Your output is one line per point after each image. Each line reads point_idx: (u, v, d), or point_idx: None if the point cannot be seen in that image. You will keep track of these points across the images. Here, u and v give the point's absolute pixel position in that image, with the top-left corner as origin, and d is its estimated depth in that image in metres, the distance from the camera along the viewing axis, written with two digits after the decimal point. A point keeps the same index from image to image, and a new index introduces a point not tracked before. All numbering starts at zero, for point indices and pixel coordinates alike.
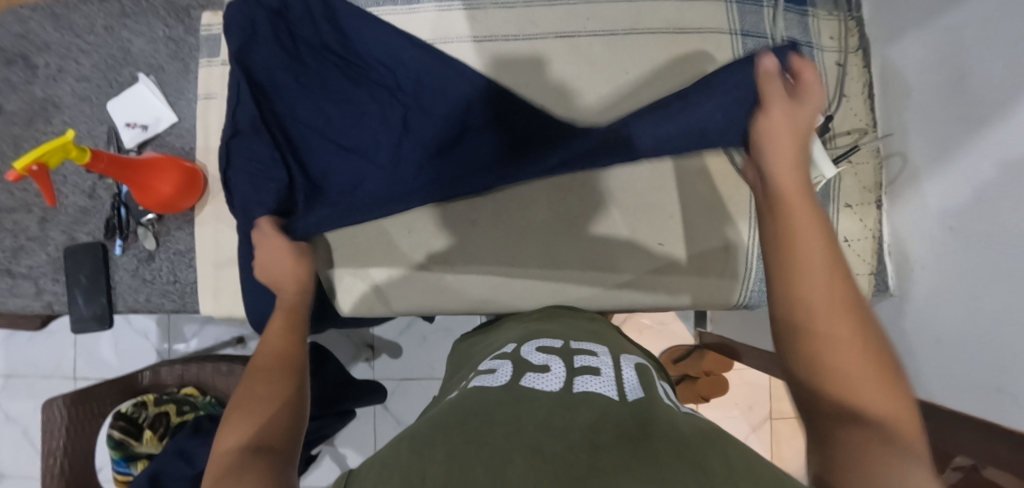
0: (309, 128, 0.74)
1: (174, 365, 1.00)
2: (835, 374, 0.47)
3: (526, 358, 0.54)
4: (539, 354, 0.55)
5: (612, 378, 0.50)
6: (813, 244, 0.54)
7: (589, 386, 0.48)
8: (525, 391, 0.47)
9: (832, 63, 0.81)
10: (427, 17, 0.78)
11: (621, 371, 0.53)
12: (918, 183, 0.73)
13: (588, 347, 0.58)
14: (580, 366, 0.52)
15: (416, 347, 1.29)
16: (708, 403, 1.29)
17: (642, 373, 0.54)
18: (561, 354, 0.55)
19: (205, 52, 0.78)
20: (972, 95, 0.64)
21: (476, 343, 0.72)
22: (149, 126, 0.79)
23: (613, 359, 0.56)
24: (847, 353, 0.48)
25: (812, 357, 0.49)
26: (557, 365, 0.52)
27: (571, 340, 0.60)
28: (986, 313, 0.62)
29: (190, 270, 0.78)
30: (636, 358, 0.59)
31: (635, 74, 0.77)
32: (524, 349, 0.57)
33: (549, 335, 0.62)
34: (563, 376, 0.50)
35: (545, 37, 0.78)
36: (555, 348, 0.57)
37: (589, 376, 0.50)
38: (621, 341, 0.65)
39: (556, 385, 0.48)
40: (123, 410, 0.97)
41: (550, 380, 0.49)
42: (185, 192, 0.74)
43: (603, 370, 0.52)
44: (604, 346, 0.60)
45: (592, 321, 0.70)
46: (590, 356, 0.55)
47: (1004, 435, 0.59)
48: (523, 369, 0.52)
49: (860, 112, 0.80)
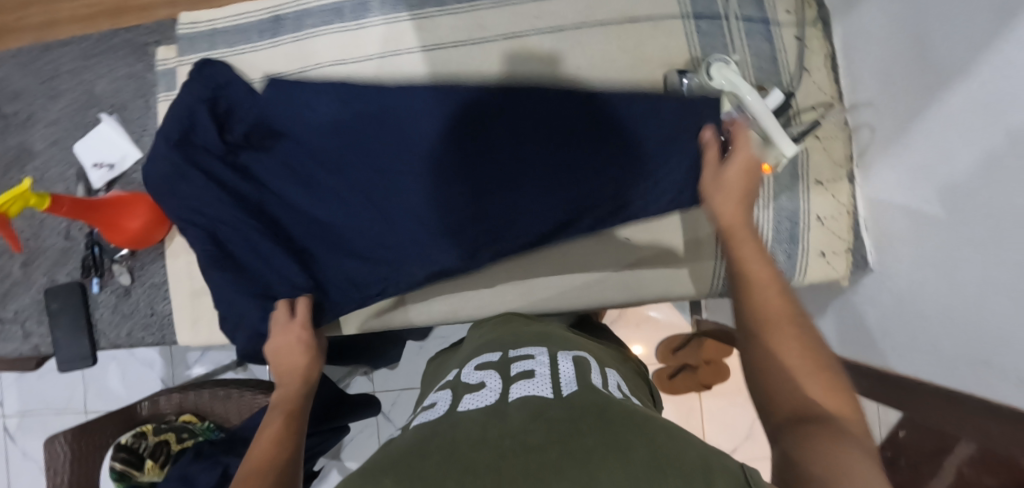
0: (291, 189, 0.73)
1: (170, 394, 1.02)
2: (785, 380, 0.46)
3: (464, 381, 0.58)
4: (477, 373, 0.58)
5: (547, 376, 0.54)
6: (761, 271, 0.54)
7: (523, 391, 0.52)
8: (461, 414, 0.50)
9: (791, 37, 0.77)
10: (376, 32, 0.77)
11: (557, 366, 0.56)
12: (888, 155, 0.71)
13: (527, 351, 0.61)
14: (516, 373, 0.56)
15: (415, 356, 1.29)
16: (710, 391, 1.28)
17: (579, 361, 0.58)
18: (498, 366, 0.58)
19: (163, 87, 0.79)
20: (933, 62, 0.62)
21: (448, 359, 0.75)
22: (116, 164, 0.79)
23: (551, 357, 0.59)
24: (803, 356, 0.47)
25: (764, 361, 0.48)
26: (493, 379, 0.55)
27: (511, 349, 0.62)
28: (968, 282, 0.60)
29: (166, 301, 0.78)
30: (576, 349, 0.62)
31: (586, 64, 0.76)
32: (464, 371, 0.60)
33: (500, 344, 0.65)
34: (499, 388, 0.54)
35: (492, 40, 0.76)
36: (492, 362, 0.60)
37: (525, 381, 0.54)
38: (573, 338, 0.67)
39: (492, 398, 0.52)
40: (123, 442, 0.98)
41: (487, 396, 0.53)
42: (155, 225, 0.74)
43: (538, 370, 0.56)
44: (544, 345, 0.62)
45: (547, 324, 0.71)
46: (527, 360, 0.58)
47: (990, 408, 0.58)
48: (460, 394, 0.55)
49: (824, 85, 0.77)
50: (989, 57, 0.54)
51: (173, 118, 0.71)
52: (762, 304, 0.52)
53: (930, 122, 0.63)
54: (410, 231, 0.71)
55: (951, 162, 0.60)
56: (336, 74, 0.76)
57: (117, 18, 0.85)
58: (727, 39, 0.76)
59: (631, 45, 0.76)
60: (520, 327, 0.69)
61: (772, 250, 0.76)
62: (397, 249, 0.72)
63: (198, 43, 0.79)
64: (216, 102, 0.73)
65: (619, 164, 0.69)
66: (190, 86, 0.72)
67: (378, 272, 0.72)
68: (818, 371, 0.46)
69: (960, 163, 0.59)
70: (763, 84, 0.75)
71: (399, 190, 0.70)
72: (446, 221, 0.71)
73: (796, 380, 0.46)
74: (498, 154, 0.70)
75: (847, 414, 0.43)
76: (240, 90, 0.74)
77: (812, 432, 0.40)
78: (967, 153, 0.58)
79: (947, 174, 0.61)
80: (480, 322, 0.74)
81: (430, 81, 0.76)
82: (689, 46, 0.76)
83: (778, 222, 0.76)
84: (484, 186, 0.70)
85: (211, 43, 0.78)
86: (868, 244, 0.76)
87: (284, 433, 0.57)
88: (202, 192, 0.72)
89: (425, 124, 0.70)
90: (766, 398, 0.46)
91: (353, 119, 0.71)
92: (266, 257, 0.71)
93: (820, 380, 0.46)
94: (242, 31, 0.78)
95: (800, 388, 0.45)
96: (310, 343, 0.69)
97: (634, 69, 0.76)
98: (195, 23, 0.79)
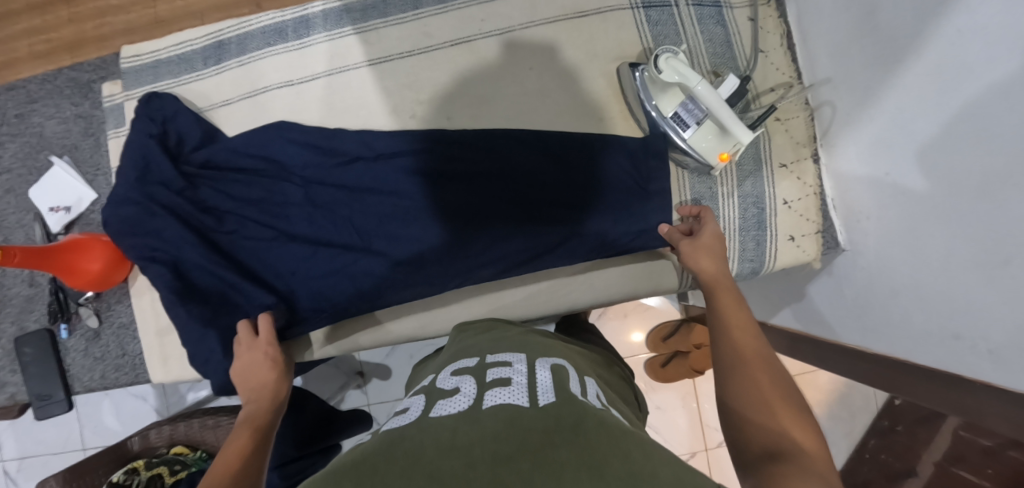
0: (250, 223, 0.72)
1: (162, 427, 1.03)
2: (760, 420, 0.48)
3: (440, 386, 0.56)
4: (452, 378, 0.57)
5: (523, 385, 0.52)
6: (745, 322, 0.58)
7: (497, 399, 0.50)
8: (432, 420, 0.48)
9: (744, 19, 0.75)
10: (322, 49, 0.75)
11: (535, 375, 0.54)
12: (849, 132, 0.69)
13: (505, 357, 0.59)
14: (492, 379, 0.54)
15: (406, 366, 1.25)
16: (704, 375, 1.27)
17: (557, 371, 0.56)
18: (474, 372, 0.56)
19: (111, 123, 0.77)
20: (886, 32, 0.60)
21: (419, 372, 0.74)
22: (73, 206, 0.78)
23: (528, 365, 0.57)
24: (781, 395, 0.50)
25: (743, 398, 0.51)
26: (468, 384, 0.54)
27: (489, 355, 0.60)
28: (936, 256, 0.59)
29: (136, 342, 0.78)
30: (555, 358, 0.60)
31: (536, 64, 0.74)
32: (439, 377, 0.58)
33: (478, 349, 0.63)
34: (473, 394, 0.52)
35: (440, 47, 0.74)
36: (469, 367, 0.58)
37: (500, 388, 0.52)
38: (552, 345, 0.65)
39: (465, 405, 0.50)
40: (114, 480, 0.95)
41: (460, 402, 0.51)
42: (116, 266, 0.73)
43: (515, 378, 0.54)
44: (523, 352, 0.60)
45: (524, 331, 0.69)
46: (504, 367, 0.56)
47: (966, 383, 0.57)
48: (434, 399, 0.53)
49: (782, 66, 0.76)
50: (944, 22, 0.52)
51: (129, 157, 0.70)
52: (744, 346, 0.55)
53: (886, 96, 0.62)
54: (380, 267, 0.71)
55: (914, 132, 0.58)
56: (283, 96, 0.74)
57: (74, 52, 0.84)
58: (679, 26, 0.74)
59: (582, 41, 0.74)
60: (489, 335, 0.67)
61: (741, 239, 0.75)
62: (365, 285, 0.71)
63: (142, 76, 0.77)
64: (166, 136, 0.72)
65: (584, 181, 0.71)
66: (137, 124, 0.71)
67: (348, 306, 0.71)
68: (789, 413, 0.48)
69: (921, 129, 0.57)
70: (717, 69, 0.74)
71: (370, 225, 0.71)
72: (418, 248, 0.70)
73: (771, 420, 0.48)
74: (466, 197, 0.71)
75: (816, 450, 0.44)
76: (187, 122, 0.72)
77: (778, 472, 0.42)
78: (926, 120, 0.57)
79: (912, 141, 0.59)
80: (460, 328, 0.73)
81: (381, 95, 0.74)
82: (640, 36, 0.74)
83: (744, 209, 0.75)
84: (451, 211, 0.71)
85: (156, 75, 0.76)
86: (838, 224, 0.74)
87: (247, 459, 0.55)
88: (157, 230, 0.70)
89: (394, 172, 0.71)
90: (739, 434, 0.48)
91: (326, 169, 0.71)
92: (229, 290, 0.70)
93: (789, 418, 0.48)
94: (186, 59, 0.77)
95: (770, 426, 0.47)
96: (280, 361, 0.68)
97: (586, 65, 0.74)
98: (139, 55, 0.77)
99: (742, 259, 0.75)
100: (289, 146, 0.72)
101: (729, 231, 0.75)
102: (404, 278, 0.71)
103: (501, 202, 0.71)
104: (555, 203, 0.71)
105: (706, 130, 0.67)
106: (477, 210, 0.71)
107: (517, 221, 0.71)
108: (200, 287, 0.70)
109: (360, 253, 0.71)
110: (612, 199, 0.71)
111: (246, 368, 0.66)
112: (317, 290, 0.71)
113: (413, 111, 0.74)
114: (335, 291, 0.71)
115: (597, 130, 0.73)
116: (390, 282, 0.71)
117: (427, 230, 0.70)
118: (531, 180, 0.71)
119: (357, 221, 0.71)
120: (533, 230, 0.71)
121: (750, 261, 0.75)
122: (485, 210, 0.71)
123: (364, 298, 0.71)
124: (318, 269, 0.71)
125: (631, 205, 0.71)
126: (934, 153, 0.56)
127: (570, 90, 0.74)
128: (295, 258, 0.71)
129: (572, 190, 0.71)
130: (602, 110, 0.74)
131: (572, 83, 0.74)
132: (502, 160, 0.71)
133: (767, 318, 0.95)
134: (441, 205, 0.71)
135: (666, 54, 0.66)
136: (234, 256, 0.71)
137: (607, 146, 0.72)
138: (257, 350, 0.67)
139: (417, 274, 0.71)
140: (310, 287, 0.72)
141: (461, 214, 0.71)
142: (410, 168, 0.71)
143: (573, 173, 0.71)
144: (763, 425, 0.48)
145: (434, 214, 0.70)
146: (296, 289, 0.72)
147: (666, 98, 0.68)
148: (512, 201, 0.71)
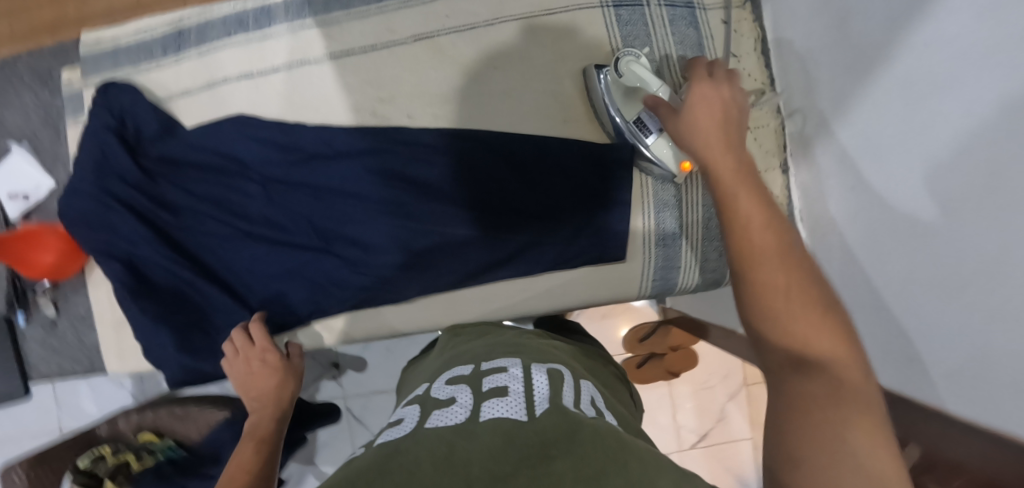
0: (204, 216, 0.70)
1: (130, 414, 1.02)
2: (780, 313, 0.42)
3: (434, 396, 0.52)
4: (447, 387, 0.53)
5: (520, 395, 0.48)
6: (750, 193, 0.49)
7: (494, 411, 0.45)
8: (428, 431, 0.43)
9: (717, 22, 0.73)
10: (282, 41, 0.73)
11: (531, 381, 0.51)
12: (822, 142, 0.67)
13: (499, 363, 0.55)
14: (488, 389, 0.50)
15: (382, 359, 1.19)
16: (680, 377, 1.26)
17: (554, 375, 0.53)
18: (469, 381, 0.53)
19: (70, 112, 0.76)
20: (858, 38, 0.58)
21: (408, 375, 0.73)
22: (31, 194, 0.78)
23: (524, 370, 0.53)
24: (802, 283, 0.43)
25: (762, 291, 0.43)
26: (464, 394, 0.50)
27: (483, 362, 0.57)
28: (892, 276, 0.57)
29: (93, 332, 0.77)
30: (550, 362, 0.57)
31: (500, 62, 0.72)
32: (434, 387, 0.54)
33: (471, 357, 0.59)
34: (469, 405, 0.48)
35: (403, 42, 0.72)
36: (464, 376, 0.54)
37: (497, 399, 0.47)
38: (547, 349, 0.61)
39: (462, 417, 0.46)
40: (80, 466, 0.96)
41: (455, 413, 0.47)
42: (71, 257, 0.73)
43: (511, 387, 0.50)
44: (517, 356, 0.57)
45: (518, 334, 0.65)
46: (499, 374, 0.52)
47: (910, 405, 0.56)
48: (429, 410, 0.49)
49: (755, 72, 0.74)
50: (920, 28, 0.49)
51: (85, 146, 0.69)
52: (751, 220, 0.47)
53: (872, 111, 0.57)
54: (333, 266, 0.70)
55: (906, 154, 0.52)
56: (242, 88, 0.73)
57: (37, 38, 0.82)
58: (649, 27, 0.72)
59: (548, 39, 0.72)
60: (482, 340, 0.63)
61: (703, 249, 0.73)
62: (320, 284, 0.70)
63: (102, 63, 0.75)
64: (124, 127, 0.70)
65: (546, 180, 0.69)
66: (93, 113, 0.69)
67: (304, 305, 0.71)
68: (819, 301, 0.42)
69: (913, 150, 0.51)
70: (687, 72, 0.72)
71: (326, 223, 0.69)
72: (375, 246, 0.69)
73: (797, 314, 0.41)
74: (424, 201, 0.69)
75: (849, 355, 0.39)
76: (144, 111, 0.71)
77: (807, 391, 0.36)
78: (920, 139, 0.50)
79: (903, 170, 0.53)
80: (455, 331, 0.71)
81: (341, 90, 0.72)
82: (609, 36, 0.72)
83: (708, 218, 0.72)
84: (407, 210, 0.69)
85: (115, 62, 0.75)
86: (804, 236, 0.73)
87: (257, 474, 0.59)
88: (110, 221, 0.69)
89: (351, 171, 0.69)
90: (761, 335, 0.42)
91: (283, 165, 0.70)
92: (184, 285, 0.69)
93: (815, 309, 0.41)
94: (146, 47, 0.75)
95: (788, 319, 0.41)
96: (279, 367, 0.69)
97: (551, 65, 0.72)
98: (99, 42, 0.75)
99: (702, 270, 0.73)
100: (245, 140, 0.70)
101: (693, 240, 0.73)
102: (356, 281, 0.70)
103: (456, 204, 0.69)
104: (515, 204, 0.69)
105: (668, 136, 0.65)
106: (432, 211, 0.69)
107: (475, 225, 0.69)
108: (154, 282, 0.69)
109: (314, 253, 0.70)
110: (572, 204, 0.69)
111: (244, 374, 0.68)
112: (272, 289, 0.71)
113: (373, 108, 0.72)
114: (290, 289, 0.71)
115: (562, 130, 0.72)
116: (344, 282, 0.70)
117: (383, 230, 0.69)
118: (489, 181, 0.69)
119: (314, 220, 0.70)
120: (489, 229, 0.69)
121: (711, 272, 0.74)
122: (440, 212, 0.69)
123: (315, 298, 0.71)
124: (272, 268, 0.70)
125: (591, 213, 0.70)
126: (929, 171, 0.49)
127: (535, 89, 0.72)
128: (250, 256, 0.70)
129: (536, 190, 0.69)
130: (567, 112, 0.72)
131: (537, 84, 0.72)
132: (458, 159, 0.70)
133: (736, 327, 0.94)
134: (398, 204, 0.69)
135: (628, 57, 0.66)
136: (187, 252, 0.70)
137: (570, 148, 0.70)
138: (252, 358, 0.67)
139: (369, 275, 0.70)
140: (264, 284, 0.71)
141: (417, 213, 0.69)
142: (368, 169, 0.69)
143: (539, 171, 0.69)
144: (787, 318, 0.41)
145: (390, 211, 0.69)
146: (253, 286, 0.71)
147: (629, 104, 0.66)
148: (469, 204, 0.69)
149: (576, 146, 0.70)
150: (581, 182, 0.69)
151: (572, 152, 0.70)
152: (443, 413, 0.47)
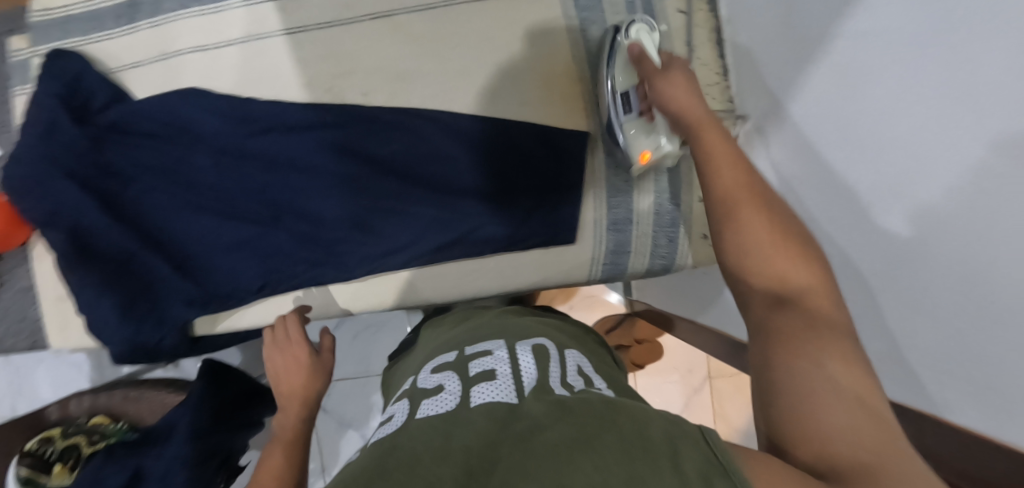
0: (155, 187, 0.69)
1: (82, 396, 1.00)
2: (757, 248, 0.48)
3: (421, 386, 0.50)
4: (434, 376, 0.51)
5: (509, 377, 0.47)
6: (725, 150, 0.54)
7: (484, 396, 0.45)
8: (417, 422, 0.42)
9: (674, 11, 0.74)
10: (237, 14, 0.72)
11: (517, 362, 0.50)
12: (774, 129, 0.68)
13: (484, 347, 0.54)
14: (476, 373, 0.49)
15: (347, 346, 1.18)
16: (645, 370, 1.27)
17: (540, 353, 0.52)
18: (456, 367, 0.51)
19: (17, 79, 0.74)
20: (802, 21, 0.58)
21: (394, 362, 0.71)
22: None
23: (510, 351, 0.52)
24: (773, 224, 0.49)
25: (732, 233, 0.49)
26: (452, 381, 0.48)
27: (466, 347, 0.56)
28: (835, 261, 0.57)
29: (37, 306, 0.74)
30: (534, 338, 0.56)
31: (459, 42, 0.72)
32: (421, 377, 0.53)
33: (455, 343, 0.58)
34: (458, 391, 0.46)
35: (359, 20, 0.71)
36: (449, 363, 0.53)
37: (486, 383, 0.47)
38: (524, 323, 0.61)
39: (452, 403, 0.45)
40: (28, 448, 0.91)
41: (445, 401, 0.46)
42: (12, 228, 0.70)
43: (499, 370, 0.49)
44: (500, 338, 0.56)
45: (500, 313, 0.65)
46: (485, 357, 0.52)
47: None
48: (417, 401, 0.47)
49: (710, 62, 0.75)
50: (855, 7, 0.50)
51: (29, 116, 0.66)
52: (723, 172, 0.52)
53: (811, 92, 0.59)
54: (286, 238, 0.69)
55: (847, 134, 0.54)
56: (196, 60, 0.71)
57: None
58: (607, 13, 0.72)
59: (506, 20, 0.72)
60: (464, 326, 0.62)
61: (654, 236, 0.74)
62: (274, 256, 0.70)
63: (50, 32, 0.73)
64: (72, 95, 0.69)
65: (507, 157, 0.70)
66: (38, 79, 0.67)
67: (258, 275, 0.70)
68: (801, 250, 0.47)
69: (853, 127, 0.52)
70: None
71: (283, 195, 0.69)
72: (331, 218, 0.69)
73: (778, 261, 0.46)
74: (379, 178, 0.69)
75: (820, 286, 0.44)
76: (94, 81, 0.69)
77: (784, 328, 0.41)
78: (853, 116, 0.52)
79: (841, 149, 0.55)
80: (432, 323, 0.69)
81: (295, 65, 0.71)
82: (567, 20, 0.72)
83: (658, 208, 0.74)
84: (366, 186, 0.69)
85: (64, 31, 0.73)
86: None
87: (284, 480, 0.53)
88: (54, 190, 0.66)
89: (305, 144, 0.69)
90: (740, 274, 0.48)
91: (237, 137, 0.69)
92: (132, 259, 0.68)
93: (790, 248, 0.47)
94: (96, 16, 0.72)
95: (767, 267, 0.47)
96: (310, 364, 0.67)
97: (510, 47, 0.72)
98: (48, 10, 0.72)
99: (653, 255, 0.74)
100: (202, 109, 0.69)
101: (643, 227, 0.73)
102: (310, 254, 0.70)
103: (410, 179, 0.69)
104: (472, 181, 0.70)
105: (636, 123, 0.66)
106: (387, 185, 0.69)
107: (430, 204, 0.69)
108: (98, 254, 0.67)
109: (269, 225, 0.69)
110: (525, 183, 0.70)
111: (281, 368, 0.66)
112: (223, 261, 0.70)
113: (327, 85, 0.71)
114: (241, 261, 0.69)
115: (518, 112, 0.72)
116: (297, 253, 0.70)
117: (338, 204, 0.69)
118: (445, 157, 0.70)
119: (265, 193, 0.69)
120: (443, 204, 0.69)
121: (662, 258, 0.75)
122: (395, 190, 0.69)
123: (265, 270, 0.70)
124: (222, 239, 0.69)
125: (544, 197, 0.71)
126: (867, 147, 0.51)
127: (493, 70, 0.72)
128: (198, 227, 0.69)
129: (496, 168, 0.70)
130: (523, 95, 0.72)
131: (495, 65, 0.72)
132: (424, 132, 0.70)
133: (695, 316, 0.95)
134: (354, 179, 0.69)
135: (642, 25, 0.68)
136: (134, 224, 0.68)
137: (524, 127, 0.70)
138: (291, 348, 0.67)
139: (324, 248, 0.70)
140: (212, 256, 0.70)
141: (377, 186, 0.69)
142: (320, 142, 0.69)
143: (501, 148, 0.70)
144: (756, 253, 0.48)
145: (351, 187, 0.69)
146: (202, 258, 0.70)
147: (624, 71, 0.66)
148: (426, 181, 0.70)
149: (540, 127, 0.70)
150: (541, 164, 0.70)
151: (526, 132, 0.70)
152: (432, 403, 0.46)
